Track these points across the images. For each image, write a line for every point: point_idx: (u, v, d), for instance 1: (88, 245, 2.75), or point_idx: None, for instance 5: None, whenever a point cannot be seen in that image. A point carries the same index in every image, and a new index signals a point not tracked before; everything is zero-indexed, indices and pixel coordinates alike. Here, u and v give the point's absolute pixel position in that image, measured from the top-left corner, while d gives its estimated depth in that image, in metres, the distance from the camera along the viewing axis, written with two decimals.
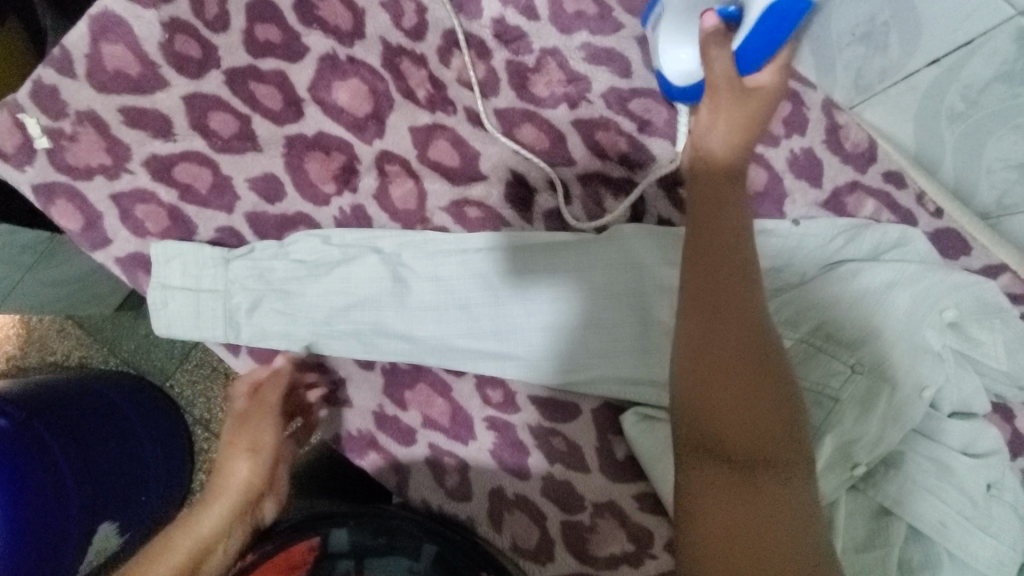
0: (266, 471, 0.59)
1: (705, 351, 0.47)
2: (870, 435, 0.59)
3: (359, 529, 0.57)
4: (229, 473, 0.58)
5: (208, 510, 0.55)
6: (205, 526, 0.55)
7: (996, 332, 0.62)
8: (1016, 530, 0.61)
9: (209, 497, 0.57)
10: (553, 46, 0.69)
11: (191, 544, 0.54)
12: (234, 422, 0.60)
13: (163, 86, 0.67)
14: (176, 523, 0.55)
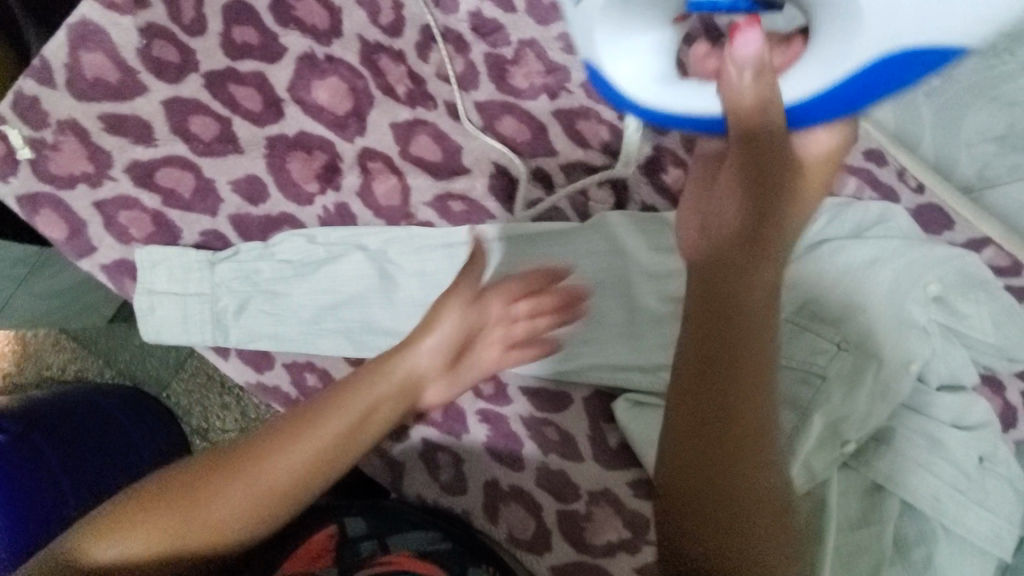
0: (399, 405, 0.53)
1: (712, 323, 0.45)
2: (858, 412, 0.60)
3: (372, 516, 0.61)
4: (362, 396, 0.52)
5: (334, 423, 0.51)
6: (326, 434, 0.50)
7: (982, 305, 0.62)
8: (1008, 501, 0.62)
9: (332, 410, 0.51)
10: (530, 38, 0.70)
11: (309, 453, 0.50)
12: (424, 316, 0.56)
13: (143, 92, 0.67)
14: (294, 425, 0.50)
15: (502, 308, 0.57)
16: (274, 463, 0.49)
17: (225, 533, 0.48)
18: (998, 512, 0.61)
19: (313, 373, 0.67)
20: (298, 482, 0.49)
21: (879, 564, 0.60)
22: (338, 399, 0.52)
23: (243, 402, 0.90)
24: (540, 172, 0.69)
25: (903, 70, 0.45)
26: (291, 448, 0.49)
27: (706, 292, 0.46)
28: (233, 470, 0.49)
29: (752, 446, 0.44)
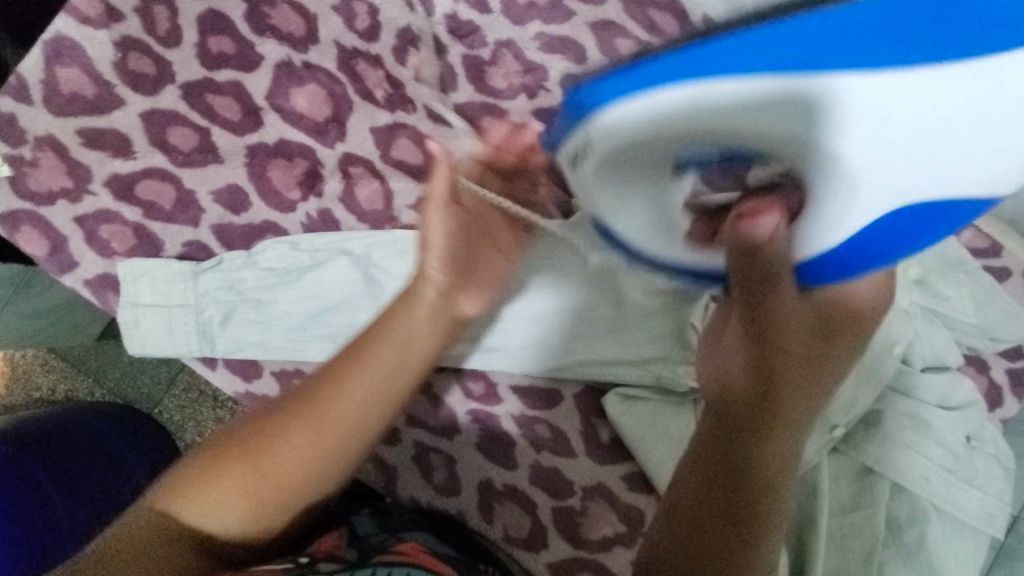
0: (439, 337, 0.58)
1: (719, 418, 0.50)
2: (845, 396, 0.61)
3: (378, 519, 0.60)
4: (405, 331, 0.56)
5: (385, 359, 0.55)
6: (379, 369, 0.54)
7: (961, 286, 0.64)
8: (997, 479, 0.62)
9: (381, 347, 0.55)
10: (507, 38, 0.70)
11: (366, 387, 0.54)
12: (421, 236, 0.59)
13: (120, 105, 0.67)
14: (352, 360, 0.55)
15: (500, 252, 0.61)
16: (338, 401, 0.53)
17: (312, 470, 0.53)
18: (988, 490, 0.62)
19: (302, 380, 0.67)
20: (363, 415, 0.54)
21: (873, 547, 0.60)
22: (382, 336, 0.56)
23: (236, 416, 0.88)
24: None
25: (917, 229, 0.42)
26: (350, 386, 0.54)
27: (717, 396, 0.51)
28: (304, 414, 0.53)
29: (736, 550, 0.46)
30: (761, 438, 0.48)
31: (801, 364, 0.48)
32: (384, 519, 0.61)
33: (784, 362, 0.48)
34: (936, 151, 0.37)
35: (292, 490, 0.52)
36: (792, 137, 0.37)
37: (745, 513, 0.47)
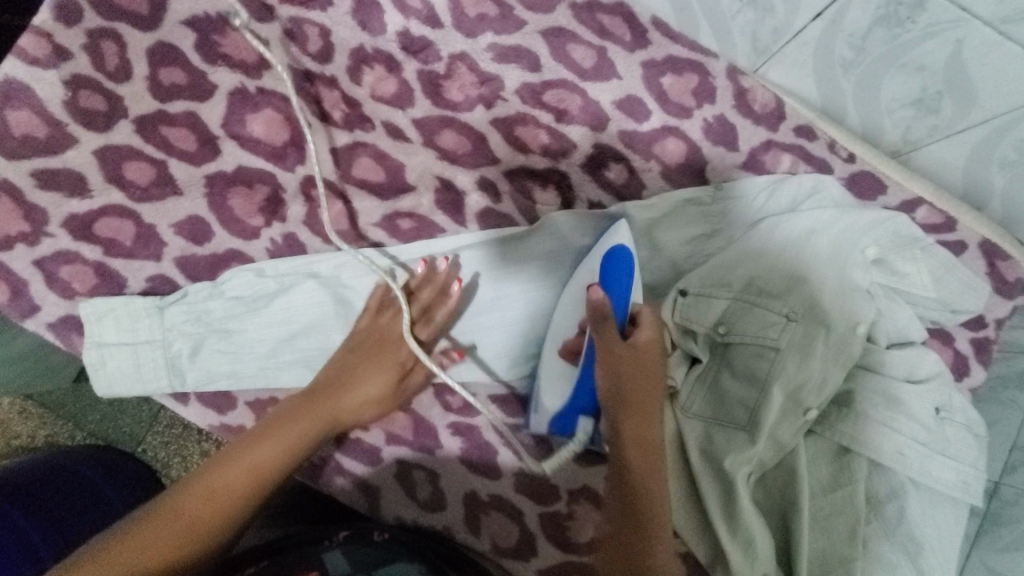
0: (364, 416, 0.62)
1: (635, 431, 0.56)
2: (814, 379, 0.62)
3: (353, 551, 0.55)
4: (314, 406, 0.59)
5: (281, 441, 0.56)
6: (287, 439, 0.56)
7: (918, 261, 0.65)
8: (970, 446, 0.64)
9: (276, 429, 0.57)
10: (460, 51, 0.69)
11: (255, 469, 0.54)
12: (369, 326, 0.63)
13: (73, 143, 0.66)
14: (257, 430, 0.57)
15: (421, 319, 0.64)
16: (221, 480, 0.52)
17: (179, 561, 0.48)
18: (961, 458, 0.63)
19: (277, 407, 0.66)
20: (263, 479, 0.54)
21: (856, 524, 0.61)
22: (278, 420, 0.57)
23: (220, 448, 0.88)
24: (484, 181, 0.70)
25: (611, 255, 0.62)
26: (246, 459, 0.54)
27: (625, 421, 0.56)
28: (188, 504, 0.51)
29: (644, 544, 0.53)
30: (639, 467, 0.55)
31: (643, 397, 0.57)
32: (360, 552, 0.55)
33: (626, 397, 0.57)
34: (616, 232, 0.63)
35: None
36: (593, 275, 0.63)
37: (642, 506, 0.54)
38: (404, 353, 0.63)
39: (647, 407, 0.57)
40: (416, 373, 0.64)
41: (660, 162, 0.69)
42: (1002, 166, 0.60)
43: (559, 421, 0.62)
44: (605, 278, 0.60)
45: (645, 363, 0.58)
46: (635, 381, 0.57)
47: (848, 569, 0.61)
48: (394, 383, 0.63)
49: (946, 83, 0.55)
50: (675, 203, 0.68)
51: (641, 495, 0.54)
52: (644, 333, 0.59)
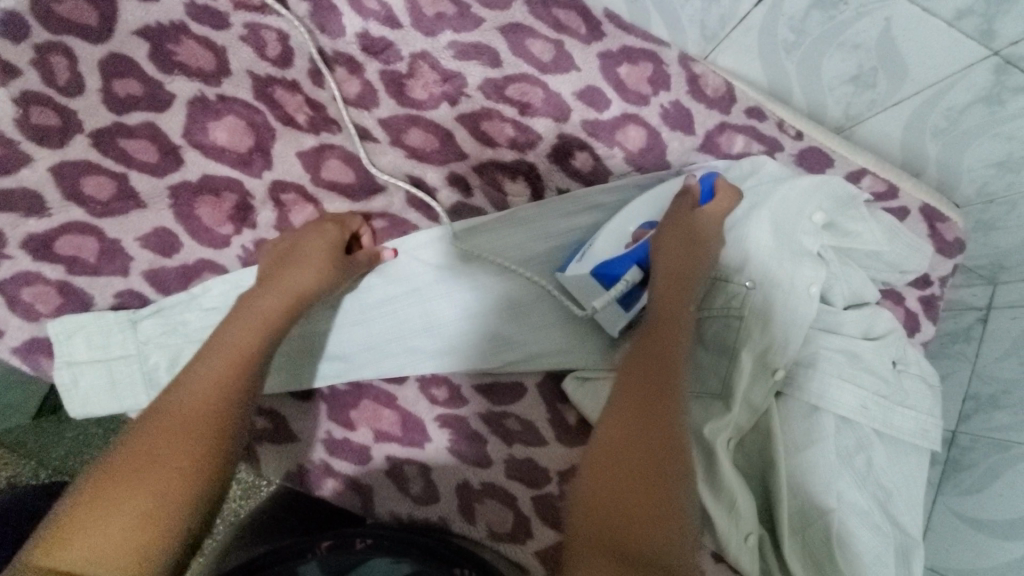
0: (318, 291, 0.61)
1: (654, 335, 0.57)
2: (777, 342, 0.66)
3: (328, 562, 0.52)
4: (268, 306, 0.57)
5: (242, 340, 0.53)
6: (244, 340, 0.53)
7: (868, 222, 0.69)
8: (926, 396, 0.68)
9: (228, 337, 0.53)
10: (421, 50, 0.70)
11: (223, 370, 0.50)
12: (299, 236, 0.64)
13: (27, 162, 0.64)
14: (212, 336, 0.53)
15: (353, 223, 0.67)
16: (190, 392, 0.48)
17: (169, 470, 0.43)
18: (919, 408, 0.68)
19: (261, 415, 0.69)
20: (229, 377, 0.50)
21: (829, 479, 0.65)
22: (226, 329, 0.54)
23: None
24: (454, 177, 0.71)
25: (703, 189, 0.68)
26: (208, 368, 0.50)
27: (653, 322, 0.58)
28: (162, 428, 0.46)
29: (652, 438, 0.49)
30: (661, 337, 0.56)
31: (681, 277, 0.60)
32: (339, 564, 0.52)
33: (664, 264, 0.60)
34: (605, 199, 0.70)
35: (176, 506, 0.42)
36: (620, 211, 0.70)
37: (650, 401, 0.52)
38: (332, 227, 0.65)
39: (679, 285, 0.60)
40: (361, 254, 0.65)
41: (624, 149, 0.71)
42: (935, 134, 0.64)
43: (607, 266, 0.64)
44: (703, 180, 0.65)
45: (697, 237, 0.62)
46: (681, 256, 0.61)
47: (825, 521, 0.64)
48: (339, 255, 0.63)
49: (880, 59, 0.59)
50: (635, 183, 0.70)
51: (649, 396, 0.52)
52: (711, 211, 0.63)
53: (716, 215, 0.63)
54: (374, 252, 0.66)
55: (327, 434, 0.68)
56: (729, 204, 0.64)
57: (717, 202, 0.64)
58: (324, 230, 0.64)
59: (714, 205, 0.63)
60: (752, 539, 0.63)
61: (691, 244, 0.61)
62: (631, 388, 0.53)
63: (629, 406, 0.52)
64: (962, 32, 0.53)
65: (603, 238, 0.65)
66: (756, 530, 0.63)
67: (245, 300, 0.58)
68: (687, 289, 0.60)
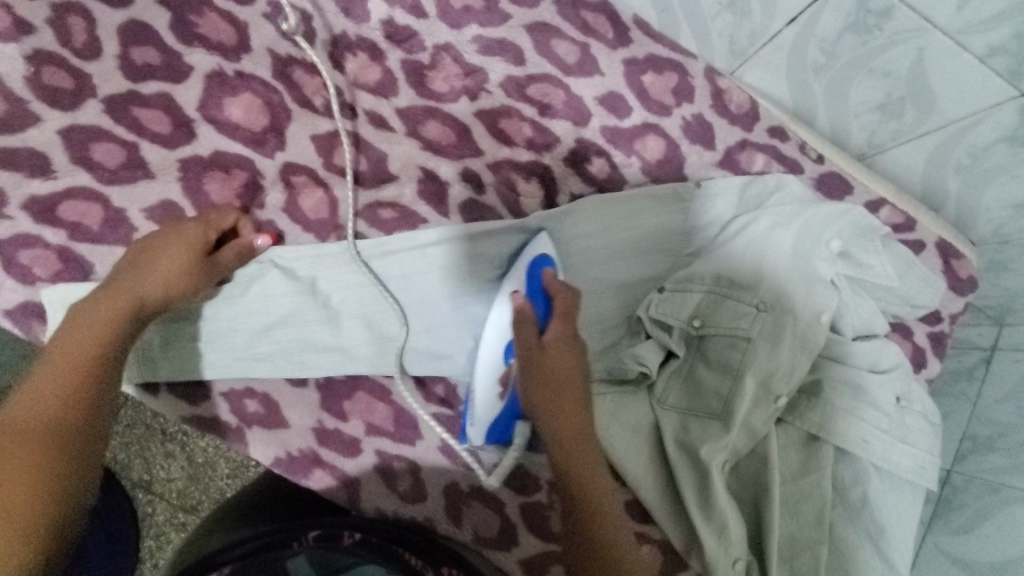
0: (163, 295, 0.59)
1: (570, 462, 0.57)
2: (783, 366, 0.65)
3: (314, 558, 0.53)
4: (101, 309, 0.56)
5: (82, 348, 0.53)
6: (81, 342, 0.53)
7: (881, 255, 0.68)
8: (927, 434, 0.67)
9: (67, 341, 0.53)
10: (445, 42, 0.69)
11: (65, 381, 0.51)
12: (142, 247, 0.61)
13: (36, 122, 0.63)
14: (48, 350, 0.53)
15: (211, 223, 0.63)
16: (28, 410, 0.48)
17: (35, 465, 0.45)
18: (920, 445, 0.67)
19: (253, 398, 0.68)
20: (70, 380, 0.51)
21: (822, 510, 0.64)
22: (61, 340, 0.53)
23: (189, 449, 0.87)
24: (468, 173, 0.69)
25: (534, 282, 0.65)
26: (43, 381, 0.50)
27: (562, 451, 0.57)
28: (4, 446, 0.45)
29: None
30: (579, 478, 0.56)
31: (570, 416, 0.59)
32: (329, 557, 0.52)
33: (546, 396, 0.59)
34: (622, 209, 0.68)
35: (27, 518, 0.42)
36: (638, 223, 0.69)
37: (598, 544, 0.53)
38: (180, 230, 0.62)
39: (573, 405, 0.59)
40: (227, 251, 0.63)
41: (641, 158, 0.70)
42: (957, 170, 0.63)
43: (497, 429, 0.63)
44: (529, 286, 0.63)
45: (563, 374, 0.60)
46: (558, 407, 0.59)
47: (814, 551, 0.63)
48: (189, 258, 0.61)
49: (908, 89, 0.58)
50: (650, 198, 0.69)
51: (594, 532, 0.54)
52: (556, 339, 0.61)
53: (564, 328, 0.61)
54: (247, 247, 0.65)
55: (318, 424, 0.68)
56: (566, 304, 0.62)
57: (557, 313, 0.61)
58: (164, 240, 0.61)
59: (553, 328, 0.61)
60: (739, 565, 0.62)
61: (566, 359, 0.60)
62: (582, 535, 0.54)
63: (588, 553, 0.54)
64: (993, 69, 0.52)
65: (478, 406, 0.62)
66: (744, 557, 0.62)
67: (79, 308, 0.56)
68: (577, 396, 0.60)
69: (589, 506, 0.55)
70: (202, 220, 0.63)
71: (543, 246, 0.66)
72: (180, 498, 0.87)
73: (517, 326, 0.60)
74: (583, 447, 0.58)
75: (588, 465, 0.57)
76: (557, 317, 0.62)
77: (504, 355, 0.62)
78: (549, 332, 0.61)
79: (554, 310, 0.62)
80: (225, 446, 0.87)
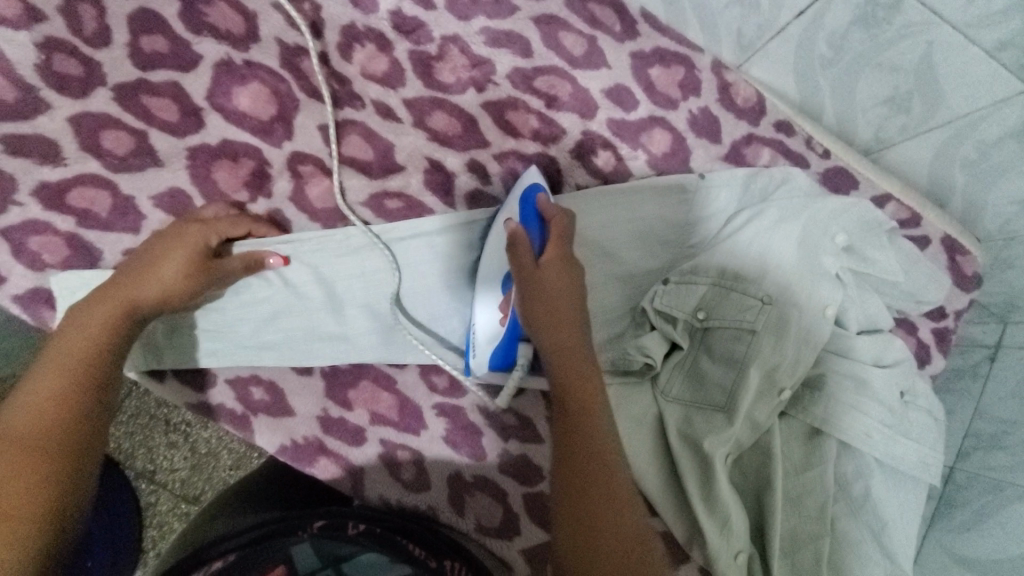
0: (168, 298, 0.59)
1: (562, 364, 0.57)
2: (787, 359, 0.65)
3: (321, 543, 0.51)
4: (101, 308, 0.56)
5: (81, 349, 0.53)
6: (79, 343, 0.53)
7: (887, 250, 0.69)
8: (931, 429, 0.68)
9: (64, 342, 0.53)
10: (453, 33, 0.69)
11: (65, 384, 0.50)
12: (145, 250, 0.61)
13: (45, 109, 0.64)
14: (46, 352, 0.53)
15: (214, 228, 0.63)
16: (26, 416, 0.48)
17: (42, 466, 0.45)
18: (923, 440, 0.67)
19: (259, 386, 0.68)
20: (70, 380, 0.51)
21: (824, 503, 0.64)
22: (62, 340, 0.54)
23: (192, 439, 0.88)
24: (474, 164, 0.70)
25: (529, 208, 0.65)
26: (41, 386, 0.50)
27: (555, 353, 0.57)
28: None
29: (598, 470, 0.51)
30: (568, 378, 0.56)
31: (565, 322, 0.58)
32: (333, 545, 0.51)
33: (542, 303, 0.58)
34: (625, 198, 0.69)
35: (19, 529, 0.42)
36: (644, 212, 0.69)
37: (581, 433, 0.53)
38: (186, 235, 0.61)
39: (570, 312, 0.59)
40: (234, 261, 0.63)
41: (647, 151, 0.70)
42: (964, 165, 0.63)
43: (500, 354, 0.63)
44: (522, 211, 0.63)
45: (561, 285, 0.59)
46: (554, 312, 0.58)
47: (816, 544, 0.64)
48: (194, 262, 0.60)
49: (916, 82, 0.58)
50: (655, 188, 0.70)
51: (579, 424, 0.54)
52: (551, 261, 0.60)
53: (560, 243, 0.61)
54: (254, 258, 0.64)
55: (324, 413, 0.68)
56: (561, 224, 0.61)
57: (552, 232, 0.61)
58: (168, 242, 0.61)
59: (549, 250, 0.60)
60: (741, 558, 0.62)
61: (564, 269, 0.60)
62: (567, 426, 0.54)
63: (571, 445, 0.53)
64: (1002, 63, 0.51)
65: (480, 330, 0.63)
66: (746, 549, 0.62)
67: (74, 311, 0.56)
68: (576, 306, 0.59)
69: (578, 402, 0.55)
70: (207, 223, 0.63)
71: (533, 178, 0.65)
72: (182, 488, 0.88)
73: (512, 240, 0.60)
74: (577, 350, 0.57)
75: (580, 366, 0.57)
76: (553, 234, 0.61)
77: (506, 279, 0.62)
78: (544, 255, 0.60)
79: (549, 231, 0.61)
80: (228, 436, 0.88)
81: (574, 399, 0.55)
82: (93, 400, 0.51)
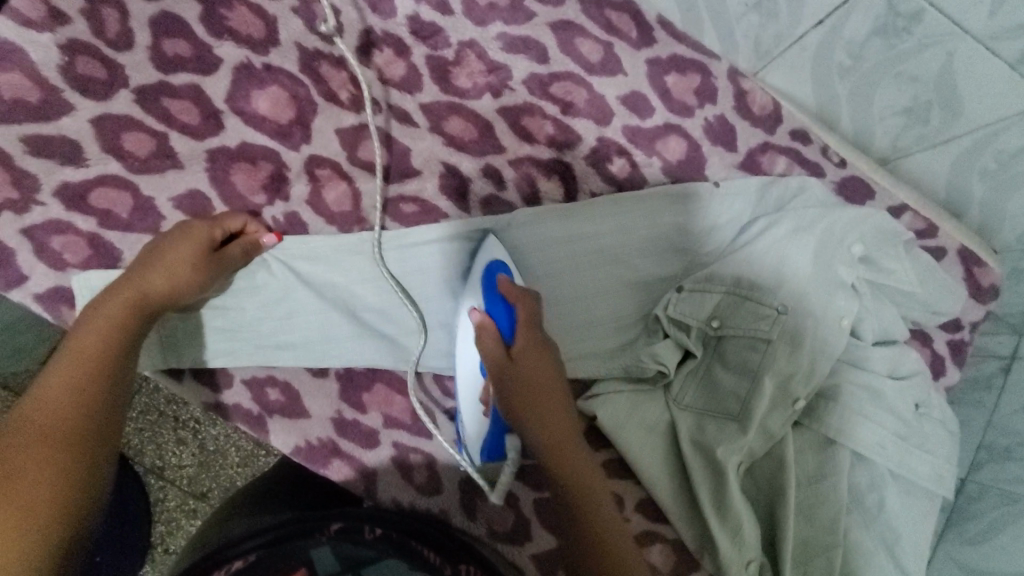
0: (175, 292, 0.59)
1: (553, 451, 0.58)
2: (802, 370, 0.65)
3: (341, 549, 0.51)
4: (107, 309, 0.56)
5: (89, 348, 0.53)
6: (86, 344, 0.53)
7: (903, 260, 0.68)
8: (944, 441, 0.68)
9: (73, 344, 0.53)
10: (470, 39, 0.70)
11: (75, 382, 0.50)
12: (151, 248, 0.61)
13: (68, 110, 0.64)
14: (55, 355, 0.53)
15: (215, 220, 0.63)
16: (35, 416, 0.48)
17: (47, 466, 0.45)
18: (935, 452, 0.67)
19: (275, 387, 0.69)
20: (76, 380, 0.51)
21: (837, 514, 0.64)
22: (71, 342, 0.53)
23: (201, 436, 0.89)
24: (490, 170, 0.70)
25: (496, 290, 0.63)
26: (50, 385, 0.50)
27: (542, 444, 0.58)
28: (9, 456, 0.45)
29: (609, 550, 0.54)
30: (562, 465, 0.57)
31: (548, 411, 0.59)
32: (351, 551, 0.52)
33: (521, 397, 0.59)
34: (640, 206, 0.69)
35: (31, 532, 0.42)
36: (657, 221, 0.69)
37: (587, 516, 0.55)
38: (188, 229, 0.62)
39: (550, 398, 0.59)
40: (234, 248, 0.63)
41: (663, 159, 0.70)
42: (982, 176, 0.63)
43: (488, 446, 0.64)
44: (487, 299, 0.62)
45: (537, 373, 0.60)
46: (536, 403, 0.59)
47: (829, 555, 0.63)
48: (196, 253, 0.61)
49: (935, 93, 0.57)
50: (669, 197, 0.69)
51: (585, 507, 0.56)
52: (523, 350, 0.60)
53: (530, 327, 0.61)
54: (253, 244, 0.65)
55: (338, 415, 0.68)
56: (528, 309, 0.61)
57: (522, 322, 0.61)
58: (172, 237, 0.61)
59: (519, 338, 0.60)
60: (752, 567, 0.62)
61: (537, 357, 0.60)
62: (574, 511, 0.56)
63: (579, 528, 0.55)
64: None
65: (467, 427, 0.63)
66: (757, 559, 0.62)
67: (82, 314, 0.56)
68: (555, 391, 0.60)
69: (578, 486, 0.57)
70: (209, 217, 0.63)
71: (490, 253, 0.65)
72: (191, 484, 0.89)
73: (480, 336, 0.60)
74: (564, 436, 0.58)
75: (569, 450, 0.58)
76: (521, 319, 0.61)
77: (480, 373, 0.62)
78: (515, 344, 0.60)
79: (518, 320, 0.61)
80: (237, 434, 0.88)
81: (573, 494, 0.56)
82: (100, 401, 0.51)
